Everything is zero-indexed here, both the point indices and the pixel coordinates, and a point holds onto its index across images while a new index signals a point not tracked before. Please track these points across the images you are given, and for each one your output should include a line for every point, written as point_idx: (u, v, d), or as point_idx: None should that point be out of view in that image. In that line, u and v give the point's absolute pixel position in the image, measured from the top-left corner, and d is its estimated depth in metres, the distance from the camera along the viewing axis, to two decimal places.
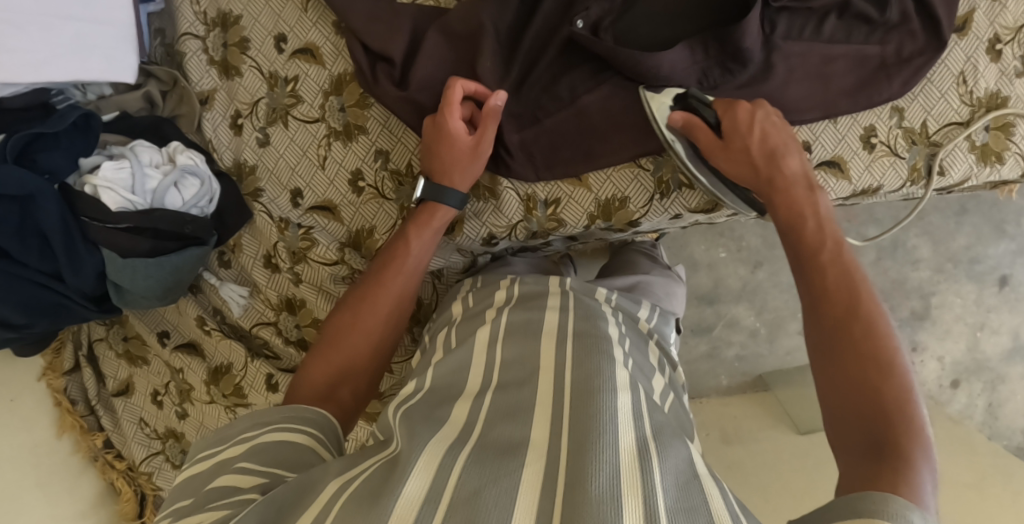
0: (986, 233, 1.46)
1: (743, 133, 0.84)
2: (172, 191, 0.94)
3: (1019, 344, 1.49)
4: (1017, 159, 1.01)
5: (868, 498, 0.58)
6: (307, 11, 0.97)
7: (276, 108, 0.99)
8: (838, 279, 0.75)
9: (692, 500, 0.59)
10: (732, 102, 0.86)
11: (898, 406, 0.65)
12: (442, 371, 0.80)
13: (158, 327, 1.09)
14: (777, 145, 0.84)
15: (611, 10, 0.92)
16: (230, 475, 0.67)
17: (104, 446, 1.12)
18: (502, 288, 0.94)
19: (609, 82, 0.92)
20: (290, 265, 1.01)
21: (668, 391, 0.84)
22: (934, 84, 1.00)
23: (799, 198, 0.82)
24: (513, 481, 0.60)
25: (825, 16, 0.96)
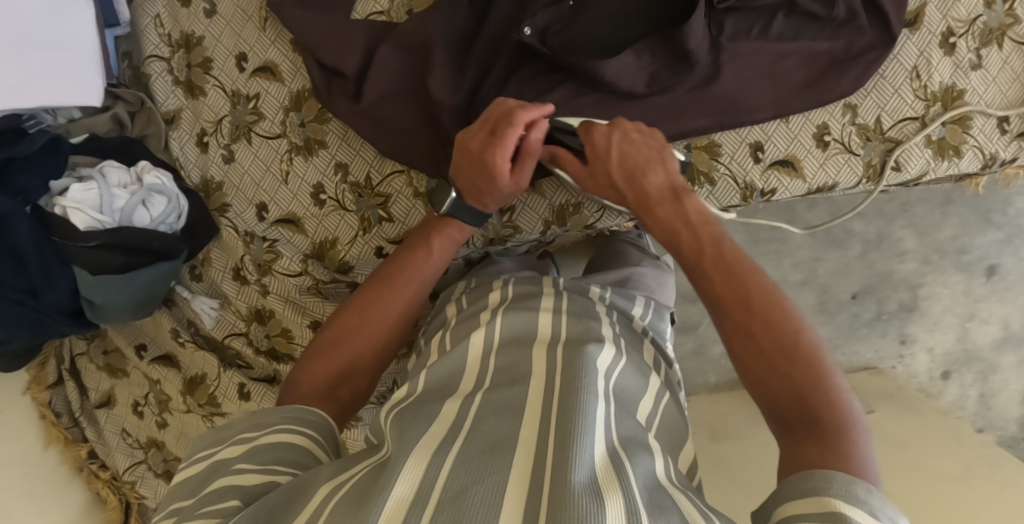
0: (973, 223, 1.43)
1: (604, 152, 0.83)
2: (140, 209, 0.97)
3: (1010, 333, 1.46)
4: (975, 152, 1.03)
5: (816, 477, 0.60)
6: (265, 30, 1.00)
7: (239, 126, 1.02)
8: (730, 281, 0.74)
9: (664, 500, 0.60)
10: (590, 127, 0.84)
11: (828, 392, 0.66)
12: (434, 376, 0.79)
13: (136, 340, 1.12)
14: (637, 161, 0.82)
15: (559, 18, 0.91)
16: (229, 477, 0.67)
17: (90, 456, 1.16)
18: (496, 290, 0.93)
19: (563, 86, 0.92)
20: (257, 277, 1.04)
21: (664, 390, 0.82)
22: (886, 80, 1.00)
23: (670, 212, 0.79)
24: (502, 477, 0.60)
25: (773, 13, 0.96)
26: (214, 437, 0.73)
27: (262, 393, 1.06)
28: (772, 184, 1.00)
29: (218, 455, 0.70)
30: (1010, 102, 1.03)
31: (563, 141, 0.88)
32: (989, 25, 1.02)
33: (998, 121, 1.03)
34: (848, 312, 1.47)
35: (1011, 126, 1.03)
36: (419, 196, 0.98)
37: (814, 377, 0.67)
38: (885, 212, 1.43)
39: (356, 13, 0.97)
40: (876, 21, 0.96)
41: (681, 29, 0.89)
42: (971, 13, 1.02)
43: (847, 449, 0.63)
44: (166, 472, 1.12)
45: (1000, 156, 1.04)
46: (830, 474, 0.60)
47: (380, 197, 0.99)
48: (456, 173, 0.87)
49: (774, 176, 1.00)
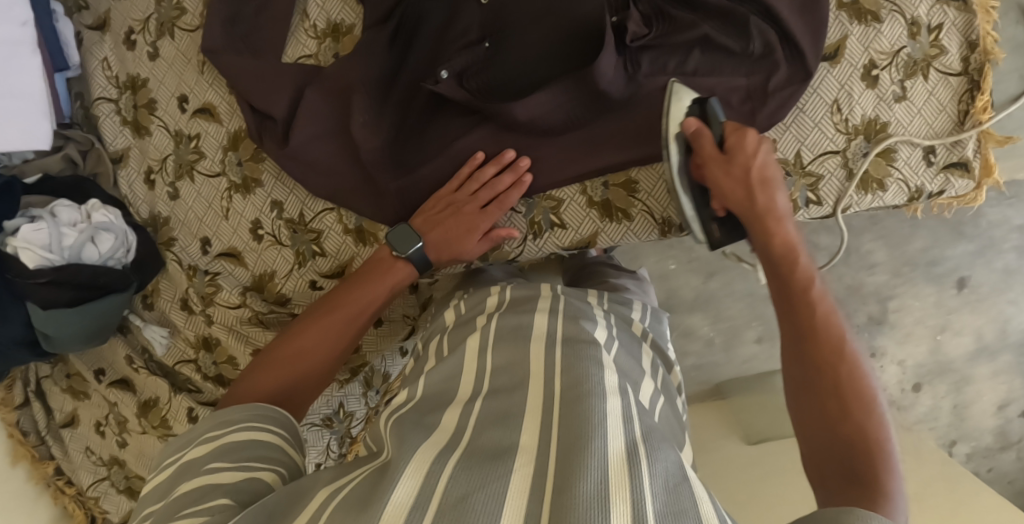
0: (943, 235, 1.43)
1: (746, 161, 0.83)
2: (89, 245, 1.02)
3: (983, 345, 1.49)
4: (899, 186, 1.04)
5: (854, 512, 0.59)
6: (204, 73, 1.04)
7: (182, 164, 1.07)
8: (823, 309, 0.76)
9: (684, 503, 0.59)
10: (744, 127, 0.84)
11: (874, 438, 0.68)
12: (434, 379, 0.81)
13: (95, 365, 1.18)
14: (772, 175, 0.83)
15: (476, 60, 0.93)
16: (201, 475, 0.70)
17: (56, 473, 1.23)
18: (494, 293, 0.95)
19: (482, 126, 0.94)
20: (202, 308, 1.09)
21: (658, 396, 0.84)
22: (807, 114, 1.02)
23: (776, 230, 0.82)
24: (502, 484, 0.61)
25: (689, 50, 0.96)
26: (185, 439, 0.77)
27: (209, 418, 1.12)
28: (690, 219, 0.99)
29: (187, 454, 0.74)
30: (937, 133, 1.03)
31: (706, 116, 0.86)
32: (914, 56, 1.02)
33: (923, 152, 1.04)
34: None
35: (937, 158, 1.04)
36: (348, 233, 1.02)
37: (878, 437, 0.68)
38: (854, 226, 1.44)
39: (286, 56, 1.00)
40: (791, 56, 0.96)
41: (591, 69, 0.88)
42: (896, 44, 1.02)
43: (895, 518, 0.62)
44: (126, 488, 1.20)
45: (927, 189, 1.05)
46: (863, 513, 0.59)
47: (313, 233, 1.03)
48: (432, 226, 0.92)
49: None
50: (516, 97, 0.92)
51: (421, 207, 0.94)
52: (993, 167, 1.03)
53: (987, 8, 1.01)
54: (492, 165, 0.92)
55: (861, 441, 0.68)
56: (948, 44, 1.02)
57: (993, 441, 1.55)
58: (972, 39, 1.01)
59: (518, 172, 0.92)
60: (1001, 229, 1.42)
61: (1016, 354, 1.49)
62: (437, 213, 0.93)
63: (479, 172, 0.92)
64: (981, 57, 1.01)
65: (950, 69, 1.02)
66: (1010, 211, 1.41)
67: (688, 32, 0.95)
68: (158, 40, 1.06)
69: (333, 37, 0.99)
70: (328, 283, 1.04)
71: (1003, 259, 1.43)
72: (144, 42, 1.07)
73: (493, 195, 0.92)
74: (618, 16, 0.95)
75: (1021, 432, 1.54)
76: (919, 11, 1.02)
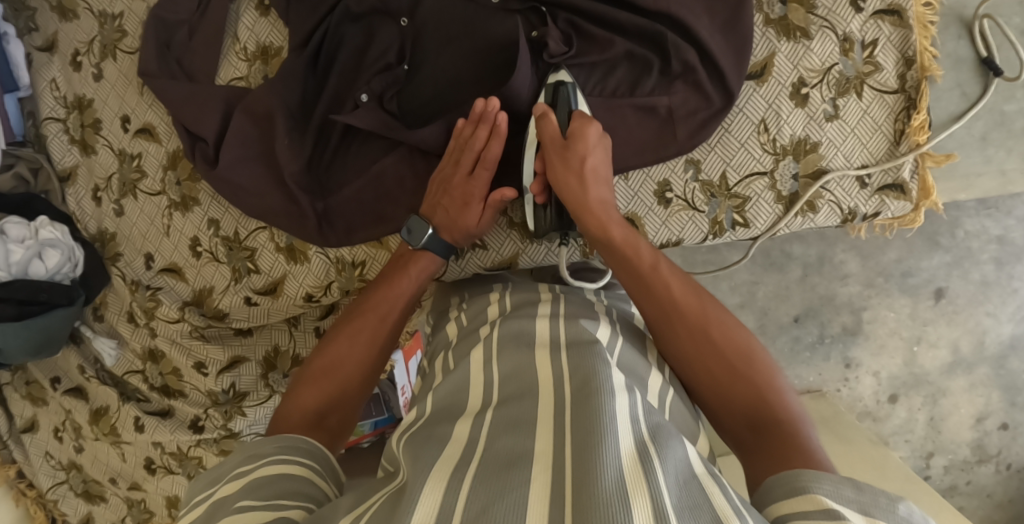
0: (918, 246, 1.40)
1: (583, 151, 0.87)
2: (36, 261, 1.06)
3: (960, 358, 1.45)
4: (831, 207, 0.98)
5: (803, 475, 0.63)
6: (144, 94, 1.08)
7: (125, 183, 1.11)
8: (687, 293, 0.82)
9: (695, 498, 0.57)
10: (584, 118, 0.88)
11: (765, 385, 0.75)
12: (442, 393, 0.76)
13: (52, 373, 1.22)
14: (598, 171, 0.88)
15: (395, 82, 0.98)
16: (230, 515, 0.64)
17: (18, 476, 1.29)
18: (494, 303, 0.89)
19: (403, 148, 0.97)
20: (146, 321, 1.13)
21: (667, 388, 0.78)
22: (732, 134, 0.97)
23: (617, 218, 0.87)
24: (523, 493, 0.58)
25: (615, 66, 0.95)
26: (214, 476, 0.72)
27: (153, 426, 1.16)
28: None
29: (215, 493, 0.67)
30: (871, 153, 0.97)
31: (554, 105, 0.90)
32: (846, 74, 0.95)
33: (857, 176, 0.97)
34: (790, 335, 1.47)
35: (872, 180, 0.97)
36: (280, 250, 1.04)
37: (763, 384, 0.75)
38: (825, 236, 1.41)
39: (219, 78, 1.05)
40: (713, 76, 0.93)
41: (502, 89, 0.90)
42: (826, 62, 0.95)
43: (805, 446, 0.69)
44: (85, 491, 1.25)
45: (861, 211, 0.98)
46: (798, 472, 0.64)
47: (247, 251, 1.06)
48: (435, 206, 0.93)
49: None
50: (428, 122, 0.96)
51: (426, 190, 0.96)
52: (932, 189, 0.97)
53: (925, 22, 0.95)
54: (471, 121, 0.91)
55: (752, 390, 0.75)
56: (884, 61, 0.95)
57: (971, 454, 1.50)
58: (908, 55, 0.95)
59: (490, 120, 0.89)
60: (978, 240, 1.38)
61: (992, 367, 1.45)
62: (439, 187, 0.94)
63: (461, 137, 0.92)
64: (918, 73, 0.94)
65: (885, 86, 0.95)
66: (989, 222, 1.37)
67: (609, 49, 0.94)
68: (102, 61, 1.10)
69: (262, 59, 1.04)
70: (262, 299, 1.07)
71: (980, 270, 1.40)
72: (89, 64, 1.11)
73: (476, 152, 0.91)
74: (537, 31, 0.94)
75: (998, 445, 1.49)
76: (851, 26, 0.95)
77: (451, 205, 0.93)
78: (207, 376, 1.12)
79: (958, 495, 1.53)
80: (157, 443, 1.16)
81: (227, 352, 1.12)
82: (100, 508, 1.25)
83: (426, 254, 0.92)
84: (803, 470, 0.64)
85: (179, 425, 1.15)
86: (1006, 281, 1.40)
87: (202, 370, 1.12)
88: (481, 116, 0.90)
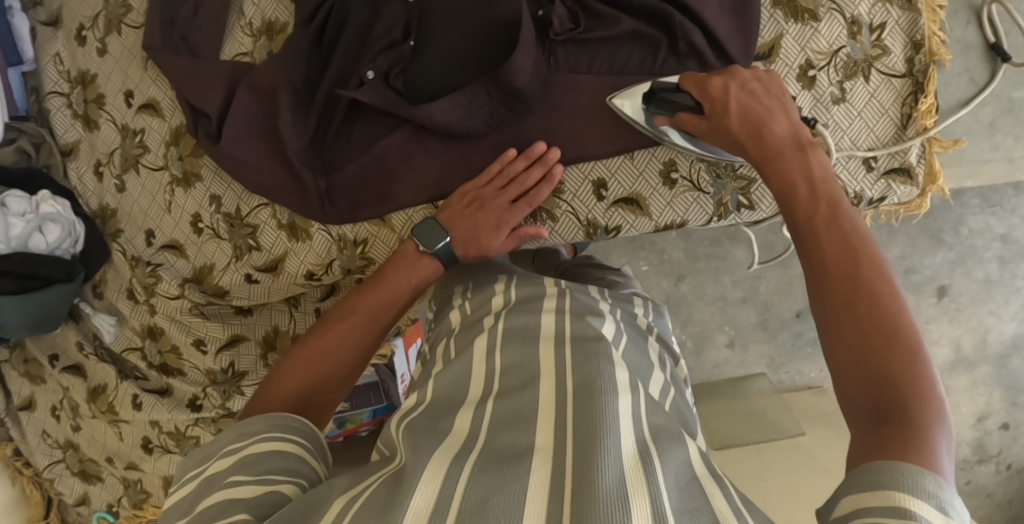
0: (921, 243, 1.39)
1: (723, 104, 0.83)
2: (36, 235, 1.05)
3: (961, 356, 1.45)
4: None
5: (885, 467, 0.55)
6: (147, 69, 1.08)
7: (128, 158, 1.10)
8: (861, 256, 0.68)
9: (697, 500, 0.56)
10: (702, 81, 0.85)
11: (910, 363, 0.61)
12: (442, 381, 0.74)
13: (49, 350, 1.21)
14: (756, 114, 0.81)
15: (400, 60, 0.97)
16: (224, 490, 0.63)
17: (15, 454, 1.28)
18: (499, 293, 0.85)
19: (408, 126, 0.96)
20: (146, 298, 1.12)
21: (669, 387, 0.79)
22: None
23: (792, 162, 0.78)
24: (521, 488, 0.57)
25: (620, 45, 0.94)
26: (201, 455, 0.70)
27: (151, 404, 1.15)
28: (616, 221, 0.99)
29: (204, 472, 0.66)
30: (878, 137, 0.96)
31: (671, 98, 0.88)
32: (854, 57, 0.95)
33: (863, 158, 0.97)
34: (791, 331, 1.46)
35: (878, 164, 0.97)
36: (282, 227, 1.04)
37: (912, 361, 0.61)
38: None
39: (224, 54, 1.05)
40: (720, 58, 0.92)
41: (508, 67, 0.89)
42: (834, 45, 0.95)
43: (928, 448, 0.57)
44: (81, 470, 1.25)
45: (868, 195, 0.98)
46: (894, 466, 0.55)
47: (249, 227, 1.05)
48: (461, 222, 0.93)
49: (618, 214, 0.98)
50: (431, 99, 0.95)
51: (444, 203, 0.95)
52: (938, 174, 0.96)
53: (934, 7, 0.94)
54: (524, 159, 0.93)
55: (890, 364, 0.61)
56: (892, 44, 0.94)
57: (970, 453, 1.49)
58: (916, 39, 0.94)
59: (548, 164, 0.93)
60: (982, 238, 1.38)
61: (993, 366, 1.44)
62: (468, 206, 0.94)
63: (511, 168, 0.94)
64: (926, 58, 0.94)
65: (893, 70, 0.95)
66: (993, 219, 1.37)
67: (615, 27, 0.93)
68: (106, 36, 1.09)
69: (267, 36, 1.04)
70: (262, 276, 1.06)
71: (984, 268, 1.40)
72: (93, 38, 1.10)
73: (524, 190, 0.94)
74: (543, 10, 0.94)
75: (999, 444, 1.48)
76: (860, 10, 0.94)
77: (480, 226, 0.92)
78: (207, 354, 1.12)
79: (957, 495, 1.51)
80: (155, 422, 1.15)
81: (227, 330, 1.11)
82: (95, 488, 1.24)
83: (430, 262, 0.92)
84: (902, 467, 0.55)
85: (177, 405, 1.14)
86: (1009, 280, 1.40)
87: (201, 347, 1.12)
88: (536, 156, 0.93)
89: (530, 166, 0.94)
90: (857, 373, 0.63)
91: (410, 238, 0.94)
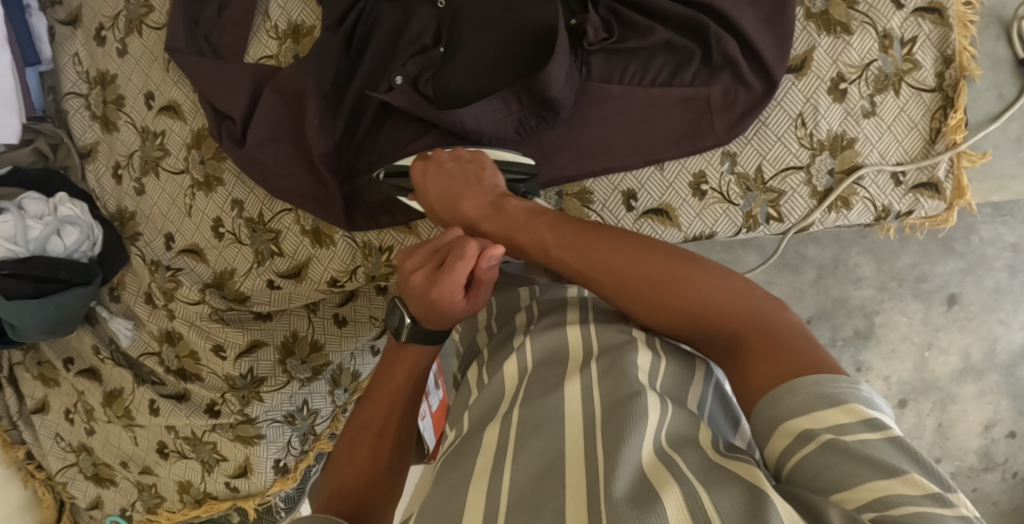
0: (933, 251, 1.41)
1: (437, 187, 0.85)
2: (54, 238, 1.04)
3: (970, 364, 1.44)
4: (865, 204, 0.97)
5: (781, 398, 0.58)
6: (169, 71, 1.06)
7: (148, 160, 1.09)
8: (612, 252, 0.71)
9: (722, 475, 0.57)
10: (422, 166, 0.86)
11: (708, 303, 0.66)
12: (475, 413, 0.71)
13: (65, 353, 1.20)
14: (455, 187, 0.83)
15: (429, 66, 0.96)
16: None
17: (27, 457, 1.26)
18: (522, 310, 0.84)
19: (436, 131, 0.96)
20: (164, 302, 1.11)
21: (712, 374, 0.74)
22: (769, 128, 0.96)
23: (510, 216, 0.79)
24: (559, 505, 0.56)
25: (654, 55, 0.93)
26: None
27: (169, 410, 1.13)
28: (645, 232, 0.98)
29: None
30: (906, 151, 0.96)
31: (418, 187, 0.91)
32: (884, 71, 0.94)
33: (892, 172, 0.96)
34: None
35: (906, 178, 0.96)
36: (305, 233, 1.03)
37: (701, 295, 0.66)
38: (841, 238, 1.42)
39: (248, 56, 1.03)
40: (753, 64, 0.92)
41: (541, 76, 0.88)
42: (865, 58, 0.94)
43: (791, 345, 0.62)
44: (94, 474, 1.23)
45: (895, 209, 0.98)
46: (790, 389, 0.58)
47: (271, 233, 1.04)
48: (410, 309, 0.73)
49: (647, 224, 0.98)
50: (460, 105, 0.94)
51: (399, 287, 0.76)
52: (967, 188, 0.95)
53: (965, 22, 0.93)
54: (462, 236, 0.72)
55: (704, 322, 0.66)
56: (923, 58, 0.94)
57: (977, 461, 1.47)
58: (947, 53, 0.93)
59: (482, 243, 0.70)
60: (993, 247, 1.39)
61: (1002, 374, 1.43)
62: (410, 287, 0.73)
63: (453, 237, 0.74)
64: (956, 73, 0.93)
65: (923, 84, 0.94)
66: (1004, 229, 1.38)
67: (649, 37, 0.92)
68: (127, 36, 1.08)
69: (292, 38, 1.02)
70: (284, 282, 1.05)
71: (994, 277, 1.40)
72: (113, 38, 1.09)
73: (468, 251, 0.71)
74: (577, 19, 0.93)
75: (1005, 453, 1.46)
76: (891, 23, 0.94)
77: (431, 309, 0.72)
78: (226, 360, 1.10)
79: None
80: (172, 427, 1.14)
81: (247, 335, 1.10)
82: (109, 492, 1.23)
83: (417, 350, 0.72)
84: (797, 381, 0.58)
85: (195, 410, 1.13)
86: (1019, 289, 1.40)
87: (220, 353, 1.10)
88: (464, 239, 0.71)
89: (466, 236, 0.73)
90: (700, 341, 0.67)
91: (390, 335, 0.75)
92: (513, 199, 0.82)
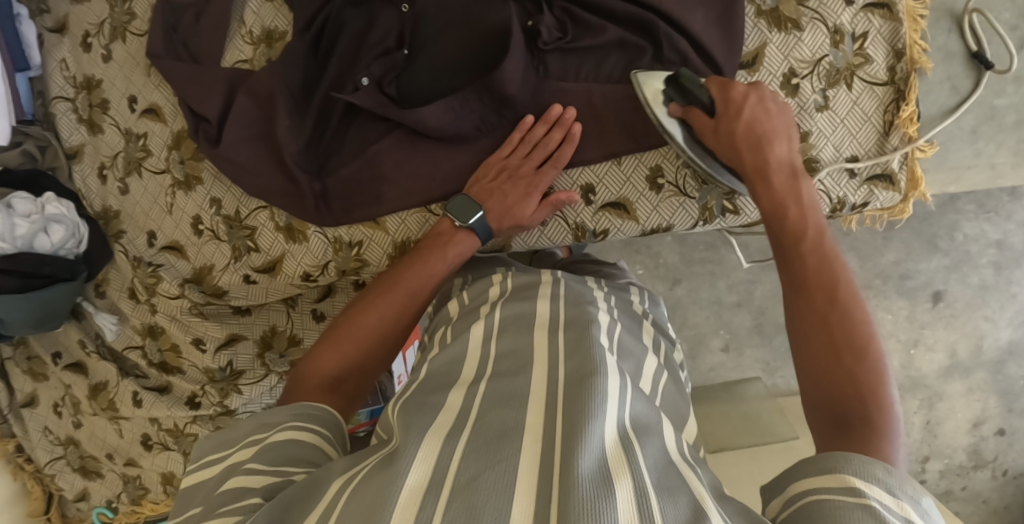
0: (917, 248, 1.39)
1: (736, 114, 0.86)
2: (41, 235, 1.08)
3: (957, 362, 1.43)
4: (820, 197, 0.99)
5: (831, 456, 0.61)
6: (151, 76, 1.11)
7: (131, 161, 1.13)
8: (823, 279, 0.74)
9: (675, 480, 0.58)
10: (725, 85, 0.88)
11: (866, 378, 0.67)
12: (436, 368, 0.75)
13: (53, 348, 1.24)
14: (762, 131, 0.85)
15: (393, 67, 1.00)
16: (239, 476, 0.66)
17: (16, 451, 1.32)
18: (496, 283, 0.87)
19: (401, 130, 0.99)
20: (147, 297, 1.15)
21: (661, 372, 0.80)
22: None
23: (785, 189, 0.82)
24: (511, 465, 0.58)
25: (608, 53, 0.97)
26: (223, 439, 0.73)
27: (150, 401, 1.17)
28: (604, 225, 1.01)
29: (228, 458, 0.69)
30: (860, 144, 0.98)
31: (688, 92, 0.88)
32: (836, 65, 0.96)
33: (846, 167, 0.98)
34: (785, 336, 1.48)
35: (861, 171, 0.98)
36: (279, 229, 1.06)
37: (866, 357, 0.68)
38: None
39: (224, 61, 1.07)
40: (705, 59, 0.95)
41: (497, 74, 0.92)
42: (816, 53, 0.97)
43: (882, 446, 0.63)
44: (81, 467, 1.27)
45: (850, 201, 0.99)
46: (846, 456, 0.60)
47: (247, 230, 1.07)
48: (492, 200, 0.94)
49: (605, 218, 1.00)
50: (424, 104, 0.98)
51: (473, 178, 0.96)
52: (921, 180, 0.97)
53: (914, 16, 0.95)
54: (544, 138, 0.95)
55: (855, 381, 0.67)
56: (873, 53, 0.96)
57: (966, 459, 1.46)
58: (898, 48, 0.95)
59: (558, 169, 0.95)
60: (977, 244, 1.38)
61: (990, 371, 1.43)
62: (495, 183, 0.95)
63: (531, 135, 0.95)
64: (908, 66, 0.95)
65: (874, 78, 0.96)
66: (988, 226, 1.37)
67: (601, 35, 0.96)
68: (111, 43, 1.13)
69: (266, 43, 1.06)
70: (260, 277, 1.09)
71: (979, 273, 1.39)
72: (99, 44, 1.14)
73: (548, 153, 0.95)
74: (532, 20, 0.97)
75: (995, 450, 1.46)
76: (841, 19, 0.96)
77: (511, 207, 0.94)
78: (205, 352, 1.14)
79: (954, 501, 1.48)
80: (155, 419, 1.18)
81: (225, 329, 1.14)
82: (95, 484, 1.27)
83: (467, 237, 0.93)
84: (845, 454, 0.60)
85: (175, 401, 1.17)
86: (1004, 286, 1.39)
87: (200, 346, 1.14)
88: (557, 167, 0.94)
89: (550, 130, 0.95)
90: (821, 389, 0.69)
91: (446, 215, 0.95)
92: (786, 178, 0.83)
